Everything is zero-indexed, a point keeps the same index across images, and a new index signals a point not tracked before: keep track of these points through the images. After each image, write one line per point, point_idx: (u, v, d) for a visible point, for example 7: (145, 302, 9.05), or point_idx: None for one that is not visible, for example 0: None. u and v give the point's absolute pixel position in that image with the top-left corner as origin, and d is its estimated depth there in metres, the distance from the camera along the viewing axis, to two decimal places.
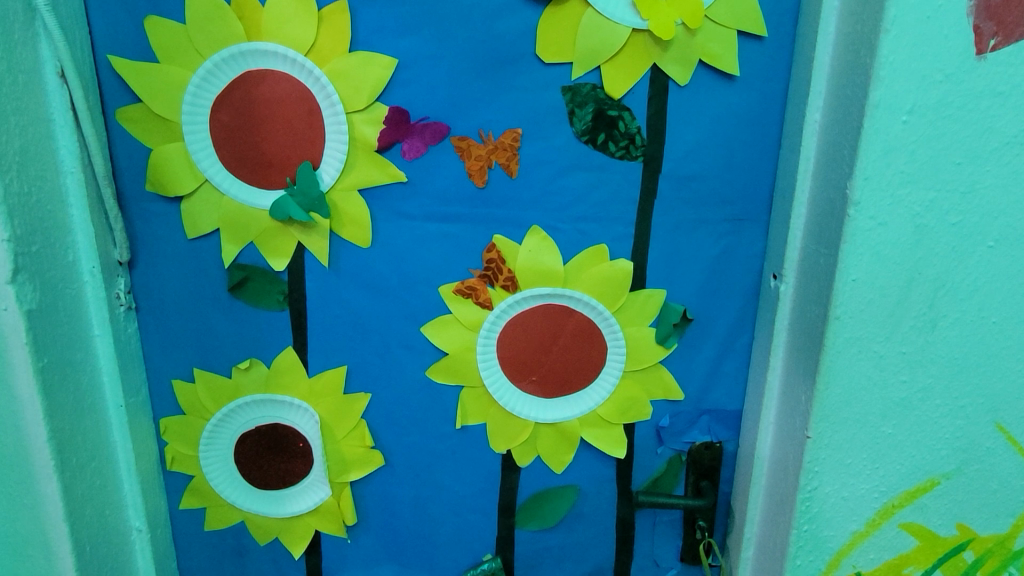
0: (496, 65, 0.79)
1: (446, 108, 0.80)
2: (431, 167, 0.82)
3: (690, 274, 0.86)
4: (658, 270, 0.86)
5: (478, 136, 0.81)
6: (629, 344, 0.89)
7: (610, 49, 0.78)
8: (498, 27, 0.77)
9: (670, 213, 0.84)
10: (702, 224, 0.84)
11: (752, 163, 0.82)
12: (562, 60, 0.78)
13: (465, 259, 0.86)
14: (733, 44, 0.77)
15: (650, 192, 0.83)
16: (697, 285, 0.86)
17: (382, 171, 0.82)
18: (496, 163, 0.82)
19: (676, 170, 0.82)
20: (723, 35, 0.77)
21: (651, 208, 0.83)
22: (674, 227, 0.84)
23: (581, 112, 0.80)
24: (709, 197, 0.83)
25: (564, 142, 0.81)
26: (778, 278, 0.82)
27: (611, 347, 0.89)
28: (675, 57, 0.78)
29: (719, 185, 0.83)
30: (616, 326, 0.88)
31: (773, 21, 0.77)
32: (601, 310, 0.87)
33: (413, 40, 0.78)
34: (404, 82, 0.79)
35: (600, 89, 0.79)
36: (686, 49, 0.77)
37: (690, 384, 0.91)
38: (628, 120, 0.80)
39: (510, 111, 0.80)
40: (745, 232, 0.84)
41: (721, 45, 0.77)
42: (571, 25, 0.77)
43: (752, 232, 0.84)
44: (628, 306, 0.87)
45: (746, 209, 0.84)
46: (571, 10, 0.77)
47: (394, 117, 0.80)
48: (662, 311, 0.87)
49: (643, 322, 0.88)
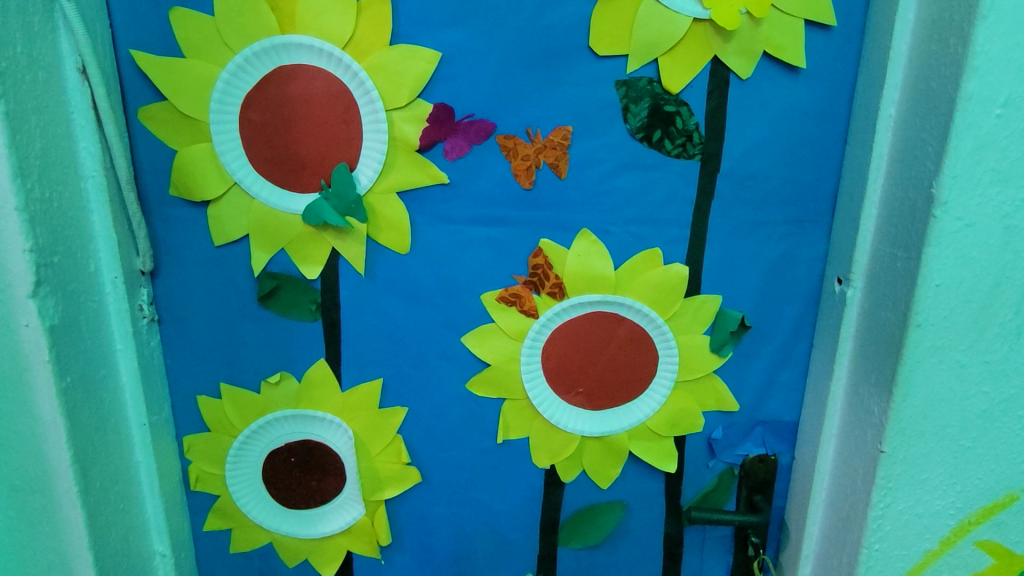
0: (546, 58, 0.74)
1: (492, 104, 0.75)
2: (475, 167, 0.78)
3: (748, 278, 0.81)
4: (714, 276, 0.81)
5: (526, 134, 0.76)
6: (682, 353, 0.84)
7: (669, 41, 0.73)
8: (550, 17, 0.72)
9: (728, 214, 0.79)
10: (762, 226, 0.79)
11: (816, 161, 0.77)
12: (617, 52, 0.73)
13: (509, 264, 0.81)
14: (800, 35, 0.73)
15: (707, 193, 0.78)
16: (755, 291, 0.82)
17: (423, 172, 0.77)
18: (545, 163, 0.77)
19: (735, 168, 0.77)
20: (790, 25, 0.72)
21: (708, 209, 0.79)
22: (732, 229, 0.79)
23: (637, 107, 0.75)
24: (769, 198, 0.78)
25: (617, 139, 0.76)
26: (845, 283, 0.77)
27: (663, 356, 0.84)
28: (737, 49, 0.73)
29: (781, 184, 0.78)
30: (669, 332, 0.83)
31: (843, 9, 0.72)
32: (654, 317, 0.82)
33: (459, 32, 0.73)
34: (448, 76, 0.74)
35: (657, 83, 0.74)
36: (751, 40, 0.73)
37: (745, 395, 0.86)
38: (686, 117, 0.75)
39: (561, 106, 0.75)
40: (806, 234, 0.80)
41: (788, 35, 0.72)
42: (628, 15, 0.72)
43: (813, 234, 0.80)
44: (682, 313, 0.82)
45: (808, 210, 0.79)
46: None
47: (437, 114, 0.75)
48: (718, 317, 0.82)
49: (697, 330, 0.83)
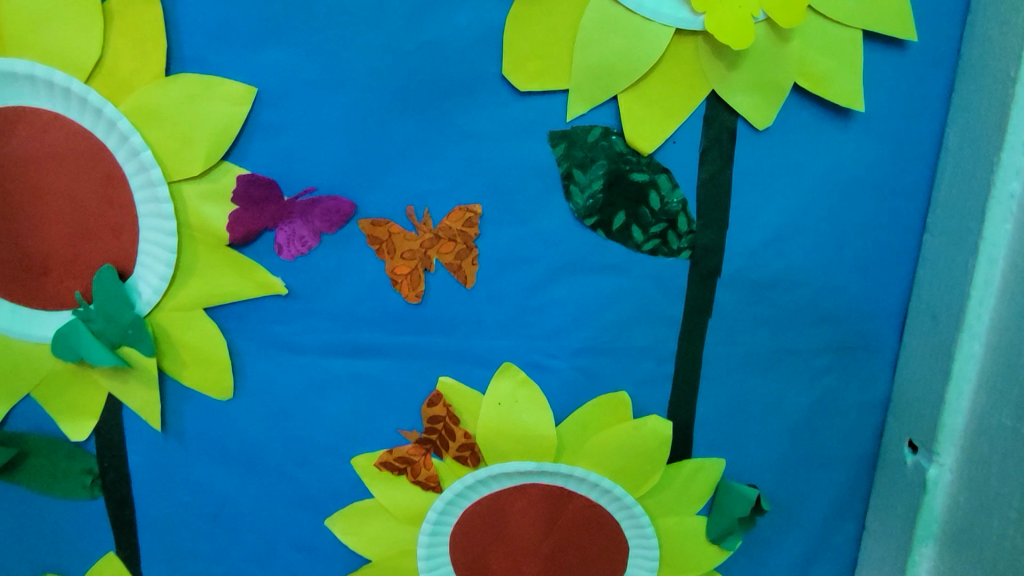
0: (432, 98, 0.44)
1: (348, 172, 0.46)
2: (329, 270, 0.48)
3: (767, 435, 0.52)
4: (713, 431, 0.52)
5: (406, 219, 0.47)
6: (667, 547, 0.54)
7: (637, 68, 0.43)
8: (435, 30, 0.43)
9: (733, 339, 0.50)
10: (788, 357, 0.50)
11: (874, 260, 0.48)
12: (550, 86, 0.44)
13: (392, 414, 0.52)
14: (856, 57, 0.43)
15: (700, 308, 0.49)
16: (777, 453, 0.52)
17: (244, 278, 0.48)
18: (439, 263, 0.48)
19: (745, 271, 0.48)
20: (838, 41, 0.43)
21: (702, 332, 0.49)
22: (740, 361, 0.50)
23: (585, 176, 0.46)
24: (799, 315, 0.49)
25: (554, 227, 0.47)
26: (921, 451, 0.48)
27: (634, 547, 0.53)
28: (751, 82, 0.43)
29: (818, 294, 0.49)
30: (644, 515, 0.53)
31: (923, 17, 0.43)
32: (620, 495, 0.52)
33: (283, 56, 0.44)
34: (271, 126, 0.45)
35: (618, 135, 0.45)
36: (774, 68, 0.43)
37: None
38: (665, 190, 0.46)
39: (461, 174, 0.46)
40: (856, 369, 0.51)
41: (835, 58, 0.43)
42: (567, 26, 0.43)
43: (867, 368, 0.51)
44: (664, 487, 0.53)
45: (860, 333, 0.50)
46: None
47: (255, 191, 0.46)
48: (722, 493, 0.53)
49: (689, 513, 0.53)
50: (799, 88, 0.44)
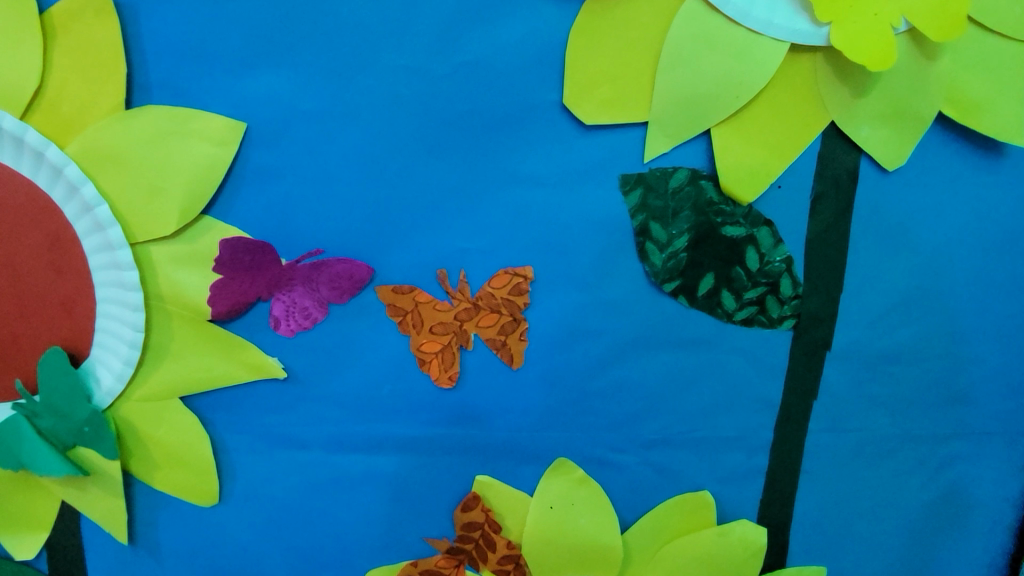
0: (472, 134, 0.35)
1: (364, 228, 0.36)
2: (339, 348, 0.38)
3: (881, 541, 0.42)
4: (815, 539, 0.42)
5: (438, 285, 0.37)
6: None
7: (739, 96, 0.33)
8: (478, 49, 0.33)
9: (843, 427, 0.40)
10: (908, 445, 0.41)
11: (1019, 328, 0.39)
12: (625, 117, 0.34)
13: (418, 519, 0.42)
14: (1017, 80, 0.34)
15: (802, 389, 0.39)
16: (890, 562, 0.43)
17: (231, 360, 0.38)
18: (479, 339, 0.38)
19: (861, 344, 0.39)
20: (996, 59, 0.33)
21: (805, 418, 0.40)
22: (850, 453, 0.41)
23: (665, 232, 0.36)
24: (924, 396, 0.40)
25: (626, 293, 0.37)
26: None
27: None
28: (883, 111, 0.34)
29: (948, 371, 0.39)
30: None
31: None
32: None
33: (280, 83, 0.34)
34: (265, 171, 0.35)
35: (709, 180, 0.35)
36: (913, 93, 0.34)
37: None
38: (764, 247, 0.36)
39: (508, 229, 0.36)
40: (990, 459, 0.41)
41: (991, 81, 0.34)
42: (649, 41, 0.33)
43: (1004, 458, 0.41)
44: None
45: (996, 417, 0.40)
46: (652, 3, 0.33)
47: (245, 255, 0.35)
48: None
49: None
50: (941, 117, 0.35)
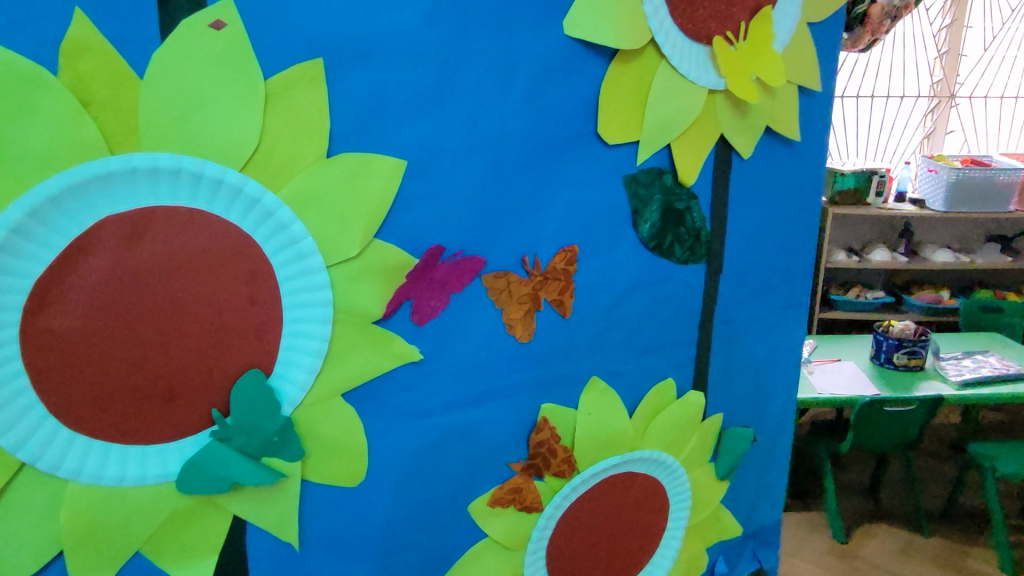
0: (545, 156, 0.50)
1: (480, 230, 0.48)
2: (456, 328, 0.50)
3: (745, 385, 0.69)
4: (716, 393, 0.67)
5: (522, 266, 0.51)
6: (694, 492, 0.67)
7: (685, 121, 0.55)
8: (552, 98, 0.49)
9: (729, 319, 0.65)
10: (756, 323, 0.68)
11: (800, 244, 0.68)
12: (628, 138, 0.53)
13: (502, 450, 0.55)
14: (795, 107, 0.62)
15: (711, 299, 0.63)
16: (749, 397, 0.70)
17: (384, 352, 0.47)
18: (547, 301, 0.53)
19: (736, 265, 0.64)
20: (789, 95, 0.61)
21: (712, 317, 0.64)
22: (732, 334, 0.66)
23: (648, 210, 0.56)
24: (763, 291, 0.67)
25: (626, 253, 0.56)
26: None
27: (675, 503, 0.66)
28: (745, 125, 0.59)
29: (771, 274, 0.67)
30: (683, 474, 0.66)
31: (828, 74, 0.63)
32: (669, 463, 0.64)
33: (432, 129, 0.44)
34: (415, 196, 0.45)
35: (668, 174, 0.56)
36: (756, 113, 0.59)
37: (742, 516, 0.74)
38: (694, 213, 0.59)
39: (563, 220, 0.52)
40: (791, 323, 0.70)
41: (787, 106, 0.61)
42: (641, 90, 0.52)
43: (797, 321, 0.71)
44: (694, 446, 0.66)
45: (792, 297, 0.69)
46: (643, 67, 0.52)
47: (417, 268, 0.46)
48: (725, 438, 0.68)
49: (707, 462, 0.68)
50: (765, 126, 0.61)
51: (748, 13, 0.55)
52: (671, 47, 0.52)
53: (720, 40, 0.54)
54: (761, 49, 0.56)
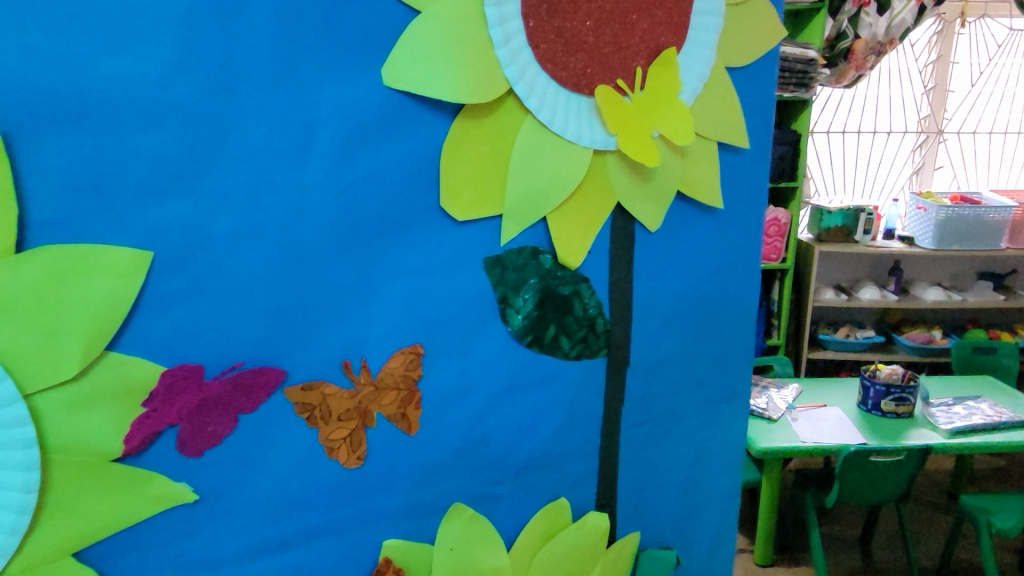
0: (370, 238, 0.39)
1: (278, 335, 0.37)
2: (253, 461, 0.38)
3: (667, 494, 0.58)
4: (628, 507, 0.55)
5: (343, 376, 0.40)
6: None
7: (564, 190, 0.45)
8: (372, 165, 0.39)
9: (641, 421, 0.54)
10: (677, 422, 0.56)
11: (730, 326, 0.57)
12: (487, 212, 0.43)
13: None
14: (710, 165, 0.51)
15: (614, 397, 0.52)
16: (673, 508, 0.58)
17: (139, 499, 0.35)
18: (385, 417, 0.42)
19: (647, 357, 0.53)
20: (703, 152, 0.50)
21: (617, 418, 0.53)
22: (645, 437, 0.55)
23: (519, 298, 0.45)
24: (683, 383, 0.56)
25: (492, 351, 0.46)
26: None
27: None
28: (646, 192, 0.49)
29: (694, 364, 0.56)
30: None
31: (753, 129, 0.53)
32: None
33: (190, 208, 0.34)
34: (171, 295, 0.34)
35: (547, 253, 0.46)
36: (662, 176, 0.49)
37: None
38: (584, 296, 0.48)
39: (401, 316, 0.41)
40: (723, 420, 0.59)
41: (700, 166, 0.51)
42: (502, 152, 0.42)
43: (731, 417, 0.60)
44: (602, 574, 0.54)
45: (722, 390, 0.58)
46: (504, 121, 0.41)
47: (172, 389, 0.35)
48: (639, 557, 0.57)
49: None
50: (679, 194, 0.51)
51: (644, 57, 0.45)
52: (540, 99, 0.42)
53: (607, 90, 0.44)
54: (663, 99, 0.46)
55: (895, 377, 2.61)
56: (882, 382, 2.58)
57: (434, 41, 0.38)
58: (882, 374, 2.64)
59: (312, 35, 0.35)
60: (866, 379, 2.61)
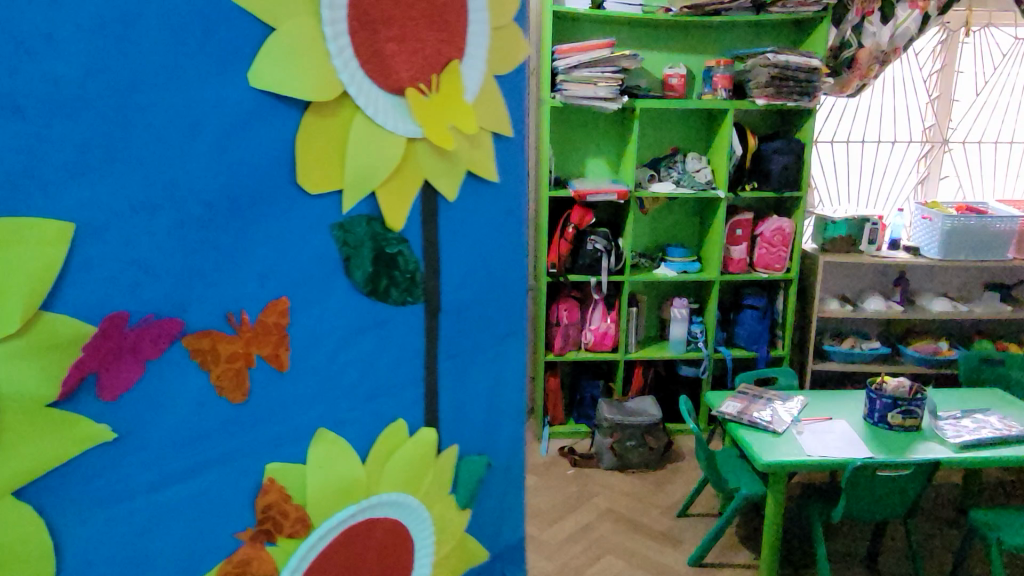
0: (238, 210, 0.63)
1: (169, 296, 0.60)
2: (161, 389, 0.60)
3: (448, 404, 0.87)
4: (434, 414, 0.85)
5: (227, 324, 0.64)
6: (431, 508, 0.84)
7: (379, 171, 0.73)
8: (238, 153, 0.63)
9: (418, 354, 0.82)
10: (476, 341, 0.89)
11: (496, 278, 0.90)
12: (330, 189, 0.70)
13: (220, 506, 0.66)
14: (485, 158, 0.85)
15: (407, 336, 0.81)
16: (482, 414, 0.92)
17: (66, 431, 0.55)
18: (259, 355, 0.67)
19: (429, 290, 0.82)
20: (488, 154, 0.85)
21: (436, 342, 0.84)
22: (452, 351, 0.86)
23: (358, 255, 0.73)
24: (471, 324, 0.88)
25: (333, 309, 0.72)
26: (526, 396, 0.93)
27: (417, 523, 0.82)
28: (414, 181, 0.77)
29: (481, 307, 0.89)
30: (421, 507, 0.83)
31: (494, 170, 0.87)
32: (400, 498, 0.80)
33: (94, 190, 0.54)
34: (91, 251, 0.55)
35: (376, 221, 0.74)
36: (410, 181, 0.77)
37: (507, 527, 1.00)
38: (407, 258, 0.78)
39: (270, 269, 0.67)
40: (490, 351, 0.92)
41: (482, 156, 0.84)
42: (334, 128, 0.69)
43: (503, 353, 0.94)
44: (403, 478, 0.81)
45: (509, 331, 0.94)
46: (337, 121, 0.69)
47: (104, 333, 0.56)
48: (458, 463, 0.89)
49: (436, 487, 0.85)
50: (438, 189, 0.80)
51: (435, 70, 0.76)
52: (353, 89, 0.69)
53: (410, 90, 0.74)
54: (449, 105, 0.77)
55: (905, 389, 2.59)
56: (889, 395, 2.56)
57: (275, 55, 0.63)
58: (889, 385, 2.61)
59: (177, 69, 0.57)
60: (873, 390, 2.59)
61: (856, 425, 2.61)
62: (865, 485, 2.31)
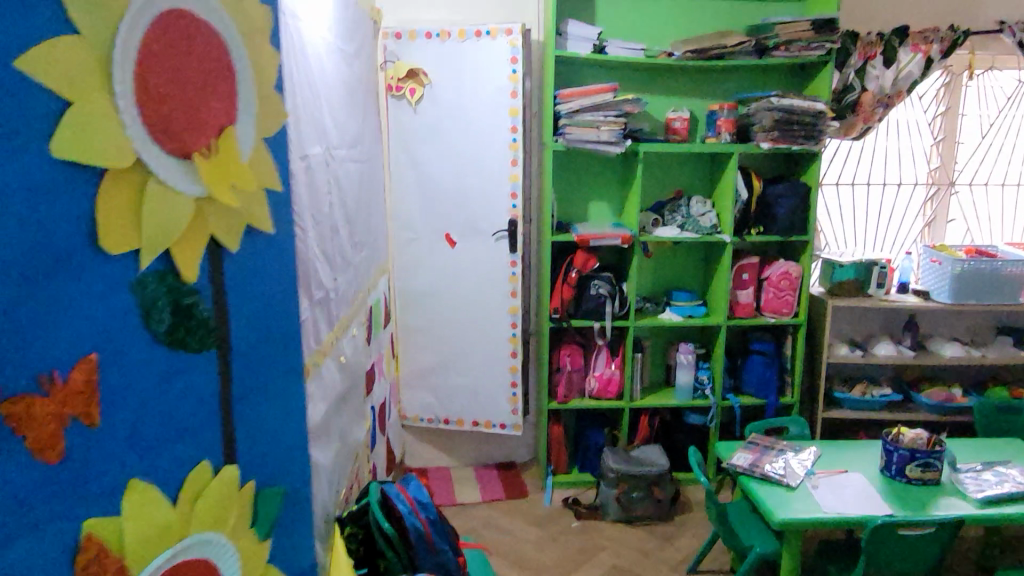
0: (45, 280, 0.74)
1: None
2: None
3: (241, 434, 1.15)
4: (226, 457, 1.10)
5: (38, 388, 0.73)
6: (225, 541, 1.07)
7: (172, 227, 0.93)
8: (49, 232, 0.74)
9: (208, 403, 1.05)
10: (248, 370, 1.16)
11: (253, 307, 1.17)
12: (128, 247, 0.86)
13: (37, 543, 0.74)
14: (261, 211, 1.18)
15: (204, 374, 1.04)
16: (257, 459, 1.21)
17: None
18: (73, 413, 0.78)
19: (218, 328, 1.06)
20: (259, 206, 1.17)
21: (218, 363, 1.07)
22: (226, 370, 1.09)
23: (158, 312, 0.92)
24: (251, 390, 1.18)
25: (140, 368, 0.89)
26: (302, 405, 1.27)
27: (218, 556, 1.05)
28: (189, 235, 0.98)
29: (248, 353, 1.16)
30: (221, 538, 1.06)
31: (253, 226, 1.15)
32: (207, 538, 1.02)
33: None
34: None
35: (169, 270, 0.94)
36: (190, 227, 0.98)
37: (303, 526, 1.42)
38: (199, 307, 1.00)
39: (77, 336, 0.78)
40: (264, 360, 1.22)
41: (245, 207, 1.13)
42: (130, 196, 0.85)
43: (276, 396, 1.28)
44: (208, 515, 1.03)
45: (267, 336, 1.22)
46: (133, 175, 0.86)
47: None
48: (257, 497, 1.20)
49: (239, 524, 1.13)
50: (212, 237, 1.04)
51: (205, 138, 1.00)
52: (144, 158, 0.87)
53: (195, 156, 0.97)
54: (216, 167, 1.01)
55: (922, 440, 2.49)
56: (905, 446, 2.46)
57: (69, 128, 0.75)
58: (906, 436, 2.51)
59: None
60: (889, 442, 2.49)
61: (873, 479, 2.50)
62: (888, 544, 2.20)
